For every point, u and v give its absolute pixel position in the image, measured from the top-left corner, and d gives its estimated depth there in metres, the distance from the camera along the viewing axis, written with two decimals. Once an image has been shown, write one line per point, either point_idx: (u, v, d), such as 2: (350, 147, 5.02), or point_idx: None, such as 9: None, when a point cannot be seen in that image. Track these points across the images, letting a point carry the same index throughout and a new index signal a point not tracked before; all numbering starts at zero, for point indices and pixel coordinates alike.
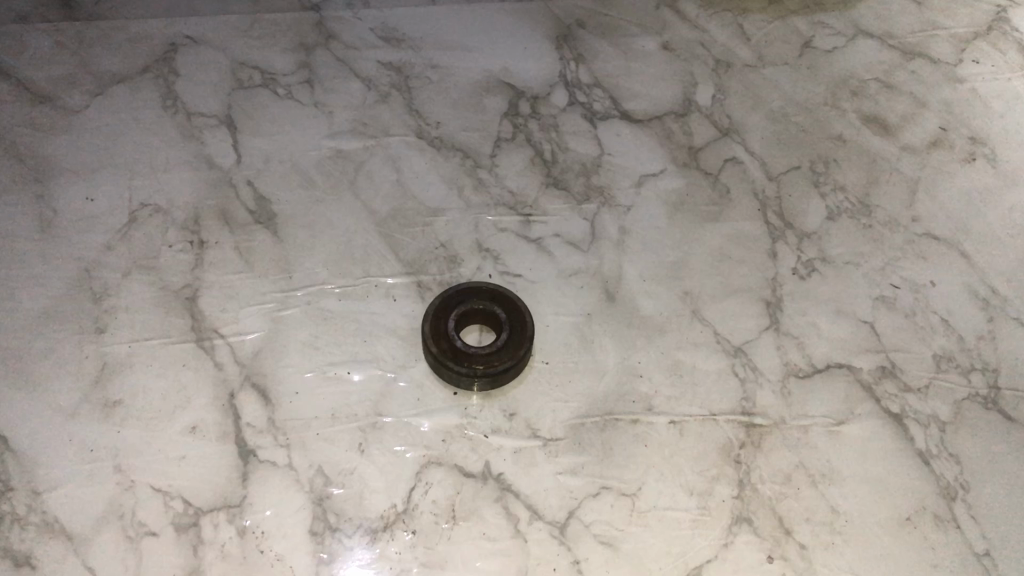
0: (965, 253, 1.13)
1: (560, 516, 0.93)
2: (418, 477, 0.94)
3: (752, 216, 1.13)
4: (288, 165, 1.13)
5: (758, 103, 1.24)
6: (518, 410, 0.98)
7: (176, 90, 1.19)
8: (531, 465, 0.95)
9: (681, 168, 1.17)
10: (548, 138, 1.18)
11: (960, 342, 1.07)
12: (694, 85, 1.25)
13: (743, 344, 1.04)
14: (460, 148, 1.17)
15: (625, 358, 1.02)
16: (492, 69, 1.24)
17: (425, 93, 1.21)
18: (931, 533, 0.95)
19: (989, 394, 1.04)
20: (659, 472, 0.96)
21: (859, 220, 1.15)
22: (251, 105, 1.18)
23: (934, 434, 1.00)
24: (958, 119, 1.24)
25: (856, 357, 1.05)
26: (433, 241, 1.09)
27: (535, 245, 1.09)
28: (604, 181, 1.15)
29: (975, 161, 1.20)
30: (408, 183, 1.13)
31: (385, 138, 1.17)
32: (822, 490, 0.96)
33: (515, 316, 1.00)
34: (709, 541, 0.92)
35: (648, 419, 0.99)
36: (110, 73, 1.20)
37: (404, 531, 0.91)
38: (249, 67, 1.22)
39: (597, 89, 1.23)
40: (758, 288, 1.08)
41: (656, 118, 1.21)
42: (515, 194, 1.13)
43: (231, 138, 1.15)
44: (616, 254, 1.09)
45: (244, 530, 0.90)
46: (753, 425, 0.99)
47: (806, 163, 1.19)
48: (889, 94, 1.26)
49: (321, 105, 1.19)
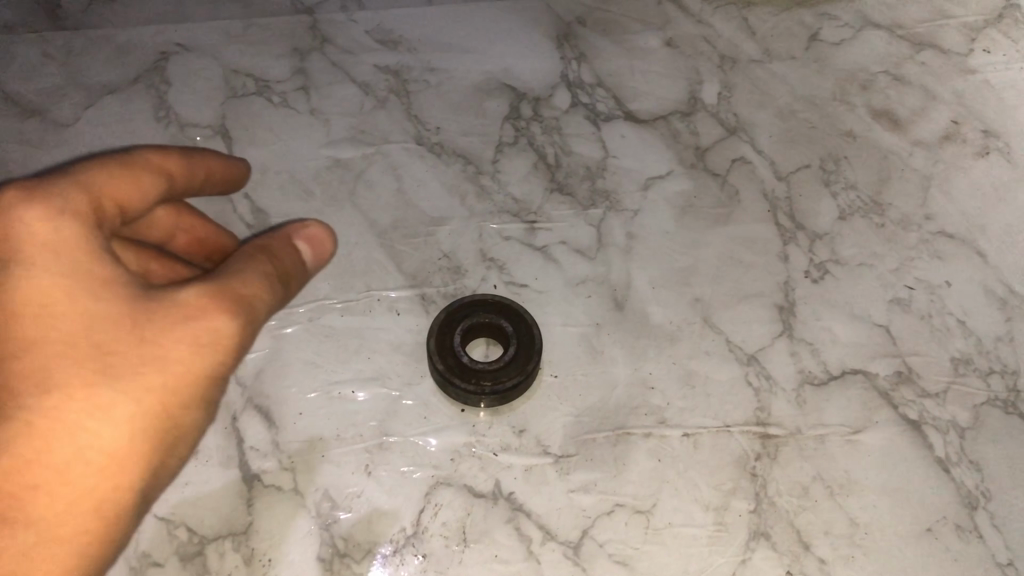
0: (980, 251, 1.10)
1: (573, 536, 0.91)
2: (427, 498, 0.92)
3: (763, 218, 1.11)
4: (286, 176, 1.11)
5: (765, 100, 1.20)
6: (527, 426, 0.96)
7: (168, 100, 1.16)
8: (542, 483, 0.93)
9: (688, 169, 1.14)
10: (551, 141, 1.15)
11: (978, 344, 1.04)
12: (699, 82, 1.21)
13: (757, 352, 1.02)
14: (461, 154, 1.14)
15: (636, 369, 1.00)
16: (492, 71, 1.21)
17: (424, 97, 1.18)
18: (953, 543, 0.93)
19: (1009, 397, 1.01)
20: (673, 488, 0.94)
21: (872, 220, 1.12)
22: (246, 114, 1.15)
23: (953, 441, 0.98)
24: (970, 111, 1.21)
25: (872, 362, 1.02)
26: (436, 251, 1.06)
27: (540, 254, 1.07)
28: (610, 185, 1.12)
29: (989, 155, 1.17)
30: (409, 191, 1.10)
31: (384, 145, 1.14)
32: (840, 501, 0.94)
33: (522, 330, 0.97)
34: (727, 558, 0.91)
35: (661, 432, 0.96)
36: (100, 85, 1.17)
37: (414, 555, 0.89)
38: (242, 74, 1.18)
39: (600, 89, 1.20)
40: (771, 293, 1.05)
41: (661, 118, 1.18)
42: (518, 200, 1.10)
43: (226, 149, 1.13)
44: (624, 261, 1.06)
45: (251, 557, 0.89)
46: (768, 436, 0.97)
47: (816, 161, 1.16)
48: (899, 87, 1.22)
49: (317, 112, 1.16)
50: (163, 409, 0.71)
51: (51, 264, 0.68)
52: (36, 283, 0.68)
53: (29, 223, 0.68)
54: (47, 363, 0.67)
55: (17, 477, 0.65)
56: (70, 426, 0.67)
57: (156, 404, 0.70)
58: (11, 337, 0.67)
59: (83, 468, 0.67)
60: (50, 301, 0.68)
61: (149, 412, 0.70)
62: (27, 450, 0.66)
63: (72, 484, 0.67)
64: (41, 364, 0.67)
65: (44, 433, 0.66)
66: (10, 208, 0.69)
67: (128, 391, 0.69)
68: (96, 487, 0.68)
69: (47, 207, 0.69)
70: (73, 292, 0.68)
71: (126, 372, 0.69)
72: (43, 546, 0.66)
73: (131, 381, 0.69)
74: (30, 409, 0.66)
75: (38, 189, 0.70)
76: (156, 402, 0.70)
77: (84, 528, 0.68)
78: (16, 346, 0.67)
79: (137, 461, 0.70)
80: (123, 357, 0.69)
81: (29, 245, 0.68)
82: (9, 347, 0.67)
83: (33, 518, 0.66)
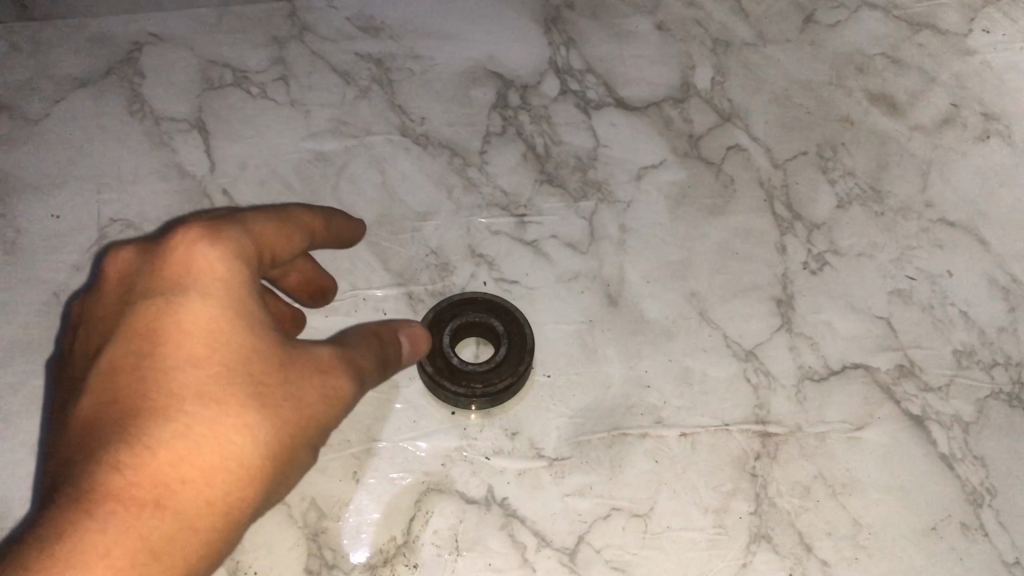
0: (982, 239, 1.08)
1: (569, 542, 0.89)
2: (418, 506, 0.89)
3: (759, 208, 1.07)
4: (265, 171, 1.07)
5: (760, 85, 1.17)
6: (520, 429, 0.93)
7: (142, 93, 1.12)
8: (536, 488, 0.90)
9: (682, 159, 1.10)
10: (541, 130, 1.11)
11: (980, 335, 1.02)
12: (692, 67, 1.17)
13: (755, 348, 0.99)
14: (447, 145, 1.10)
15: (631, 367, 0.97)
16: (477, 58, 1.16)
17: (408, 86, 1.13)
18: (958, 543, 0.91)
19: (1013, 390, 0.99)
20: (671, 490, 0.91)
21: (870, 208, 1.09)
22: (223, 107, 1.11)
23: (957, 436, 0.96)
24: (970, 94, 1.17)
25: (873, 356, 1.00)
26: (423, 248, 1.02)
27: (531, 249, 1.03)
28: (602, 176, 1.08)
29: (989, 140, 1.14)
30: (394, 185, 1.07)
31: (367, 137, 1.09)
32: (842, 501, 0.92)
33: (513, 328, 0.94)
34: (727, 562, 0.88)
35: (658, 432, 0.94)
36: (71, 77, 1.12)
37: (405, 565, 0.87)
38: (219, 65, 1.14)
39: (590, 75, 1.16)
40: (769, 286, 1.02)
41: (653, 105, 1.14)
42: (507, 193, 1.07)
43: (203, 144, 1.09)
44: (617, 256, 1.03)
45: (236, 570, 0.87)
46: (768, 435, 0.94)
47: (813, 148, 1.13)
48: (897, 70, 1.19)
49: (297, 104, 1.11)
50: (297, 445, 0.71)
51: (223, 295, 0.70)
52: (207, 306, 0.69)
53: (206, 257, 0.70)
54: (207, 380, 0.68)
55: (168, 472, 0.66)
56: (219, 437, 0.68)
57: (291, 440, 0.71)
58: (175, 351, 0.68)
59: (225, 479, 0.67)
60: (214, 326, 0.69)
61: (285, 444, 0.70)
62: (181, 450, 0.66)
63: (214, 490, 0.67)
64: (202, 380, 0.68)
65: (197, 440, 0.67)
66: (189, 241, 0.71)
67: (272, 421, 0.69)
68: (230, 501, 0.68)
69: (225, 246, 0.71)
70: (236, 323, 0.70)
71: (274, 402, 0.70)
72: (178, 540, 0.65)
73: (277, 412, 0.70)
74: (187, 416, 0.67)
75: (215, 229, 0.72)
76: (293, 437, 0.71)
77: (213, 534, 0.67)
78: (178, 359, 0.68)
79: (266, 484, 0.70)
80: (272, 389, 0.70)
81: (202, 276, 0.70)
82: (172, 359, 0.68)
83: (177, 512, 0.66)
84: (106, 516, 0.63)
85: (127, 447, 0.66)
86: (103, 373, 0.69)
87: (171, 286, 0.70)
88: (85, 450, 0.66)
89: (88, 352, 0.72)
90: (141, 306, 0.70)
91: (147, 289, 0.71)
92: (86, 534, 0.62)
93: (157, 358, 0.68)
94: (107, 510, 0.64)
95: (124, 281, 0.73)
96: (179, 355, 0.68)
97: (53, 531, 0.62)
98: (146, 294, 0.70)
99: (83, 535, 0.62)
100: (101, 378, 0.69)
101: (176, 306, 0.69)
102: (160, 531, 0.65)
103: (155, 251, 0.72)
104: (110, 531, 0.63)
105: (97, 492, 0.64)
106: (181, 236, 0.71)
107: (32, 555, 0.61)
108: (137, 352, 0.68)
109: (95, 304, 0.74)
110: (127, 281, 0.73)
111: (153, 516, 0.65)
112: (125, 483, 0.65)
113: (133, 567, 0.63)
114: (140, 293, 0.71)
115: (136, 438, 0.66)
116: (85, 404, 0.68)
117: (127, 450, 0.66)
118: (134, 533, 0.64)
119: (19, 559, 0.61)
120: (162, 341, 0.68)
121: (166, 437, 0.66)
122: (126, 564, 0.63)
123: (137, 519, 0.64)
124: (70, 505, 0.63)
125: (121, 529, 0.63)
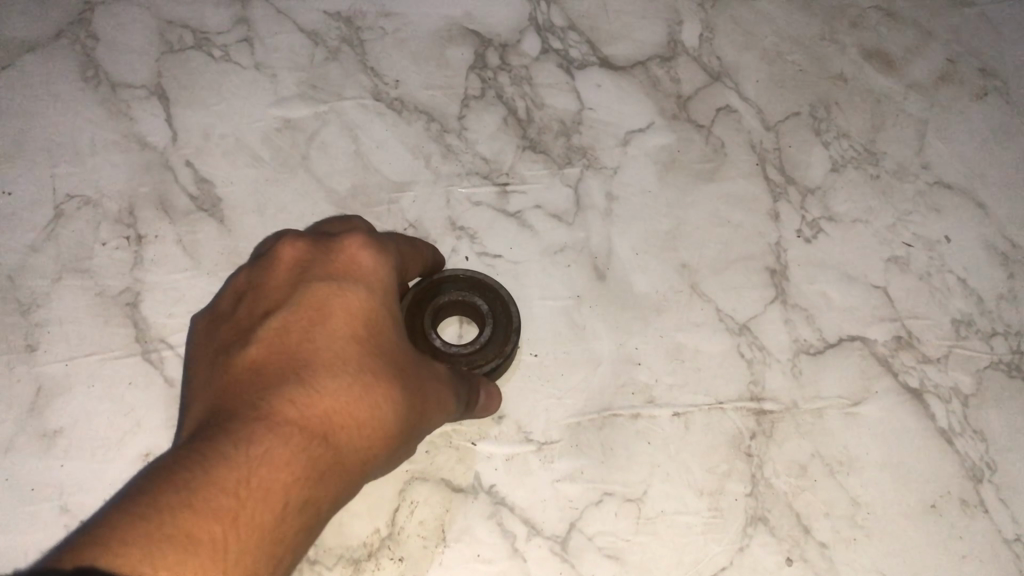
0: (979, 202, 1.04)
1: (560, 529, 0.86)
2: (402, 496, 0.85)
3: (752, 173, 1.03)
4: (231, 141, 1.01)
5: (751, 41, 1.11)
6: (507, 412, 0.89)
7: (95, 56, 1.04)
8: (525, 473, 0.87)
9: (671, 122, 1.05)
10: (522, 92, 1.05)
11: (979, 304, 0.99)
12: (680, 22, 1.11)
13: (749, 321, 0.95)
14: (423, 110, 1.04)
15: (620, 344, 0.93)
16: (453, 15, 1.09)
17: (380, 47, 1.07)
18: (958, 521, 0.89)
19: (1013, 360, 0.96)
20: (665, 472, 0.88)
21: (866, 170, 1.05)
22: (184, 72, 1.04)
23: (956, 410, 0.93)
24: (967, 48, 1.13)
25: (869, 328, 0.96)
26: (400, 221, 0.97)
27: (515, 220, 0.98)
28: (587, 141, 1.03)
29: (986, 97, 1.10)
30: (368, 154, 1.01)
31: (338, 102, 1.03)
32: (840, 480, 0.89)
33: (498, 308, 0.90)
34: (723, 547, 0.86)
35: (649, 412, 0.90)
36: (18, 41, 1.05)
37: (390, 559, 0.83)
38: (178, 26, 1.06)
39: (573, 32, 1.09)
40: (761, 255, 0.98)
41: (639, 64, 1.08)
42: (488, 160, 1.01)
43: (164, 112, 1.02)
44: (605, 226, 0.99)
45: None
46: (763, 412, 0.91)
47: (806, 108, 1.08)
48: (892, 23, 1.13)
49: (262, 68, 1.05)
50: (422, 430, 0.71)
51: (385, 291, 0.72)
52: (373, 295, 0.71)
53: (371, 258, 0.73)
54: (366, 352, 0.69)
55: (331, 417, 0.66)
56: (373, 400, 0.67)
57: (418, 424, 0.70)
58: (341, 323, 0.69)
59: (372, 437, 0.67)
60: (374, 314, 0.70)
61: (414, 426, 0.70)
62: (341, 402, 0.67)
63: (362, 444, 0.67)
64: (363, 351, 0.69)
65: (354, 399, 0.67)
66: (357, 243, 0.74)
67: (412, 401, 0.69)
68: (368, 458, 0.67)
69: (385, 252, 0.74)
70: (390, 316, 0.71)
71: (414, 386, 0.70)
72: (332, 475, 0.65)
73: (415, 396, 0.70)
74: (349, 377, 0.67)
75: (378, 238, 0.75)
76: (420, 422, 0.70)
77: (353, 482, 0.67)
78: (342, 330, 0.69)
79: (395, 454, 0.70)
80: (412, 375, 0.70)
81: (369, 271, 0.72)
82: (337, 329, 0.69)
83: (335, 453, 0.66)
84: (281, 438, 0.64)
85: (298, 387, 0.67)
86: (268, 331, 0.70)
87: (342, 273, 0.72)
88: (255, 388, 0.67)
89: (247, 312, 0.72)
90: (309, 282, 0.72)
91: (316, 268, 0.72)
92: (266, 448, 0.63)
93: (322, 325, 0.69)
94: (283, 433, 0.64)
95: (295, 261, 0.73)
96: (344, 327, 0.69)
97: (235, 442, 0.63)
98: (316, 272, 0.72)
99: (263, 447, 0.63)
100: (266, 333, 0.70)
101: (345, 288, 0.71)
102: (322, 464, 0.65)
103: (327, 241, 0.75)
104: (286, 449, 0.64)
105: (272, 417, 0.65)
106: (351, 238, 0.74)
107: (219, 453, 0.62)
108: (303, 319, 0.70)
109: (256, 273, 0.75)
110: (297, 261, 0.73)
111: (317, 448, 0.65)
112: (296, 415, 0.65)
113: (301, 486, 0.63)
114: (307, 272, 0.72)
115: (305, 386, 0.67)
116: (247, 353, 0.69)
117: (297, 391, 0.66)
118: (305, 458, 0.64)
119: (205, 454, 0.61)
120: (328, 313, 0.70)
121: (332, 388, 0.67)
122: (297, 481, 0.63)
123: (306, 447, 0.65)
124: (249, 423, 0.64)
125: (295, 450, 0.64)
